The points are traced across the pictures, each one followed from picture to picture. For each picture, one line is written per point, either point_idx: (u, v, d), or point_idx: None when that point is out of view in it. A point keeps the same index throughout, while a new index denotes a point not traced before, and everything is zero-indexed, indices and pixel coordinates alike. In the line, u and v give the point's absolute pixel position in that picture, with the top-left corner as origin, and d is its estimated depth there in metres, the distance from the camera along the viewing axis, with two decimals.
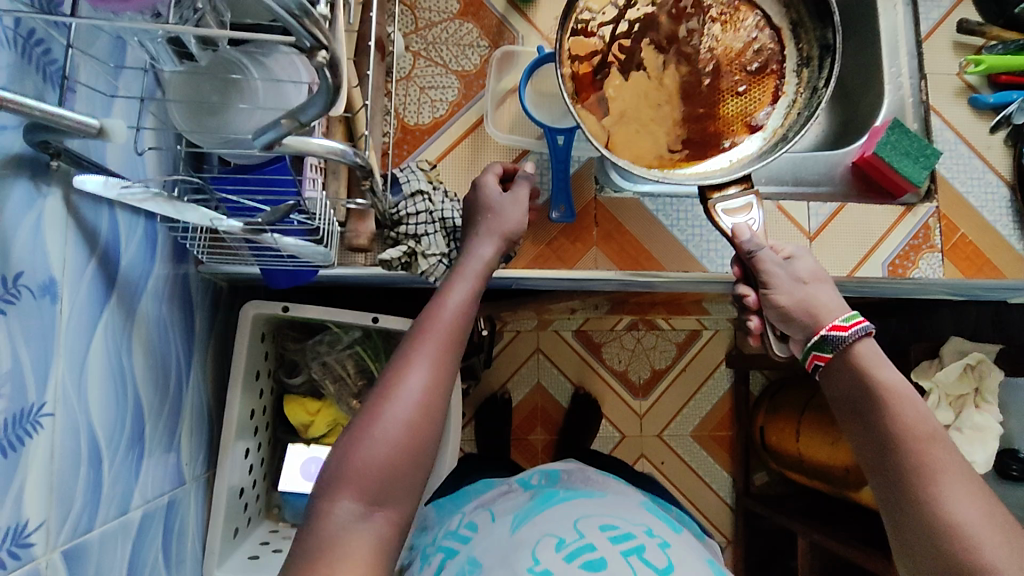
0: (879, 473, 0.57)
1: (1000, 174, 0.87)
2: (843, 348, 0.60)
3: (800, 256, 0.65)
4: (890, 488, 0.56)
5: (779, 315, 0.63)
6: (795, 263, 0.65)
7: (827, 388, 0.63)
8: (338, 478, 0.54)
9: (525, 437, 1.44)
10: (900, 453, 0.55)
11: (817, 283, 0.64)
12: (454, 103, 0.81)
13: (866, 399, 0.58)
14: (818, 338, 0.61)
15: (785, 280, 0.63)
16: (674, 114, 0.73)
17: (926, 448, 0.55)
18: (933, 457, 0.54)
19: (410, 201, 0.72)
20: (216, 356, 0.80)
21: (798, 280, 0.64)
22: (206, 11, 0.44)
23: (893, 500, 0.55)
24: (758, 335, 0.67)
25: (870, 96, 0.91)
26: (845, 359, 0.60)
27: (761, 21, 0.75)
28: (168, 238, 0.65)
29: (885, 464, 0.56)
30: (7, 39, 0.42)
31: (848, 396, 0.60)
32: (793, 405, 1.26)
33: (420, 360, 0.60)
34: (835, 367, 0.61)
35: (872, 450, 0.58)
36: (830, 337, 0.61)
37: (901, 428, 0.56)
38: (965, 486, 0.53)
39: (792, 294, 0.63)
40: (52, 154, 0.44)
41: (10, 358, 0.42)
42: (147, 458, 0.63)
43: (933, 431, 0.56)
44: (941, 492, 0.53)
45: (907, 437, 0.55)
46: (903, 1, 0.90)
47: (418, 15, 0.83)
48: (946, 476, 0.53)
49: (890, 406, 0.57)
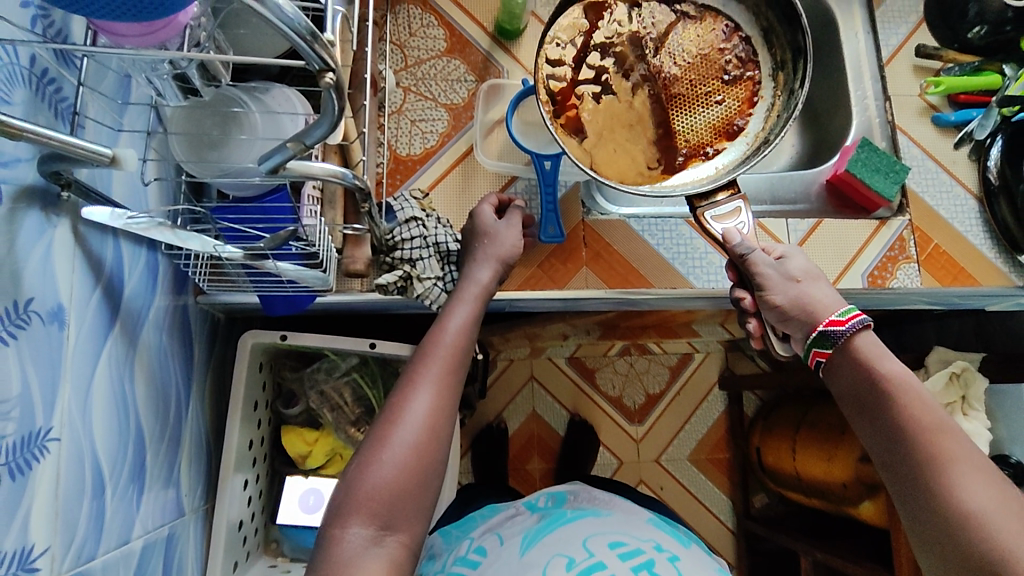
0: (892, 468, 0.59)
1: (967, 188, 0.91)
2: (842, 343, 0.63)
3: (791, 256, 0.69)
4: (903, 483, 0.57)
5: (776, 314, 0.66)
6: (787, 262, 0.68)
7: (831, 384, 0.65)
8: (349, 504, 0.56)
9: (522, 466, 1.44)
10: (908, 447, 0.57)
11: (810, 281, 0.66)
12: (444, 134, 0.85)
13: (870, 393, 0.61)
14: (817, 335, 0.64)
15: (777, 279, 0.66)
16: (646, 134, 0.77)
17: (932, 440, 0.56)
18: (940, 449, 0.55)
19: (405, 227, 0.75)
20: (214, 386, 0.80)
21: (790, 279, 0.66)
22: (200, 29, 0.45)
23: (910, 496, 0.57)
24: (759, 336, 0.70)
25: (838, 118, 0.97)
26: (846, 354, 0.63)
27: (731, 31, 0.79)
28: (169, 266, 0.66)
29: (898, 458, 0.58)
30: (24, 78, 0.44)
31: (854, 390, 0.62)
32: (787, 423, 1.28)
33: (424, 384, 0.62)
34: (836, 362, 0.64)
35: (883, 445, 0.60)
36: (829, 332, 0.63)
37: (909, 422, 0.58)
38: (975, 475, 0.54)
39: (786, 293, 0.66)
40: (63, 184, 0.47)
41: (21, 382, 0.43)
42: (148, 491, 0.63)
43: (938, 422, 0.57)
44: (955, 483, 0.54)
45: (916, 430, 0.57)
46: (864, 30, 0.97)
47: (407, 53, 0.87)
48: (960, 468, 0.54)
49: (894, 398, 0.59)
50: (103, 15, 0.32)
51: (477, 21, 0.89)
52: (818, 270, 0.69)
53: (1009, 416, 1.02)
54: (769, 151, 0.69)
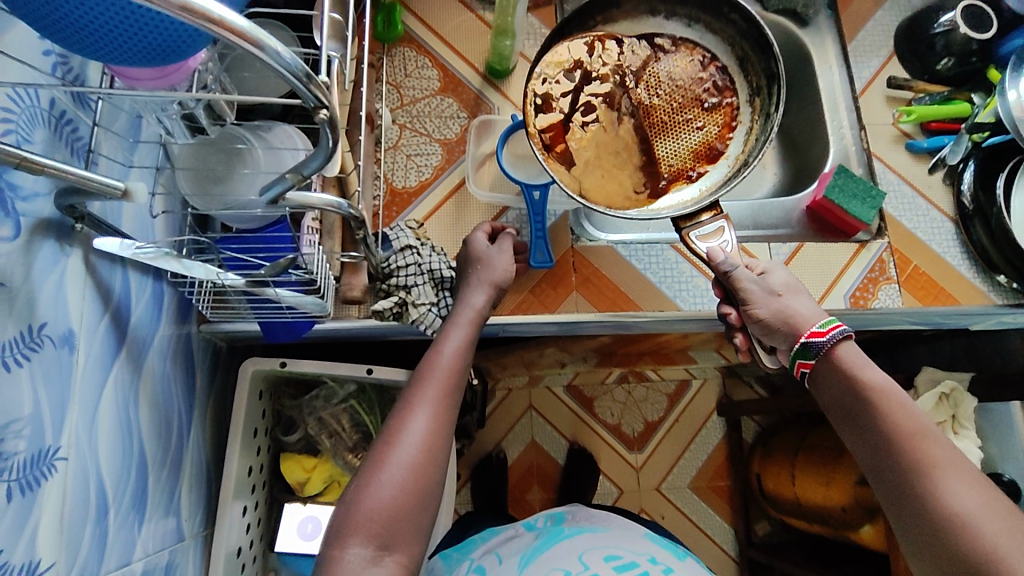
0: (880, 476, 0.60)
1: (944, 211, 0.95)
2: (824, 353, 0.65)
3: (772, 271, 0.72)
4: (892, 489, 0.58)
5: (760, 328, 0.69)
6: (768, 277, 0.71)
7: (817, 394, 0.67)
8: (348, 525, 0.57)
9: (521, 496, 1.44)
10: (894, 454, 0.58)
11: (792, 294, 0.70)
12: (438, 167, 0.89)
13: (855, 402, 0.62)
14: (800, 346, 0.66)
15: (760, 294, 0.69)
16: (632, 160, 0.81)
17: (915, 445, 0.58)
18: (924, 453, 0.57)
19: (400, 255, 0.78)
20: (215, 413, 0.82)
21: (772, 293, 0.69)
22: (205, 72, 0.49)
23: (898, 500, 0.58)
24: (746, 349, 0.74)
25: (816, 148, 1.03)
26: (829, 365, 0.65)
27: (708, 60, 0.82)
28: (173, 295, 0.69)
29: (883, 464, 0.59)
30: (44, 118, 0.48)
31: (839, 399, 0.64)
32: (786, 448, 1.29)
33: (421, 407, 0.64)
34: (820, 371, 0.66)
35: (869, 452, 0.61)
36: (810, 344, 0.66)
37: (891, 428, 0.59)
38: (960, 479, 0.55)
39: (768, 306, 0.68)
40: (77, 218, 0.50)
41: (32, 403, 0.46)
42: (149, 516, 0.64)
43: (921, 428, 0.59)
44: (939, 485, 0.55)
45: (898, 435, 0.59)
46: (839, 63, 1.03)
47: (403, 93, 0.92)
48: (944, 471, 0.55)
49: (877, 406, 0.61)
50: (117, 60, 0.36)
51: (469, 63, 0.94)
52: (799, 283, 0.72)
53: (1001, 435, 1.03)
54: (748, 172, 0.72)
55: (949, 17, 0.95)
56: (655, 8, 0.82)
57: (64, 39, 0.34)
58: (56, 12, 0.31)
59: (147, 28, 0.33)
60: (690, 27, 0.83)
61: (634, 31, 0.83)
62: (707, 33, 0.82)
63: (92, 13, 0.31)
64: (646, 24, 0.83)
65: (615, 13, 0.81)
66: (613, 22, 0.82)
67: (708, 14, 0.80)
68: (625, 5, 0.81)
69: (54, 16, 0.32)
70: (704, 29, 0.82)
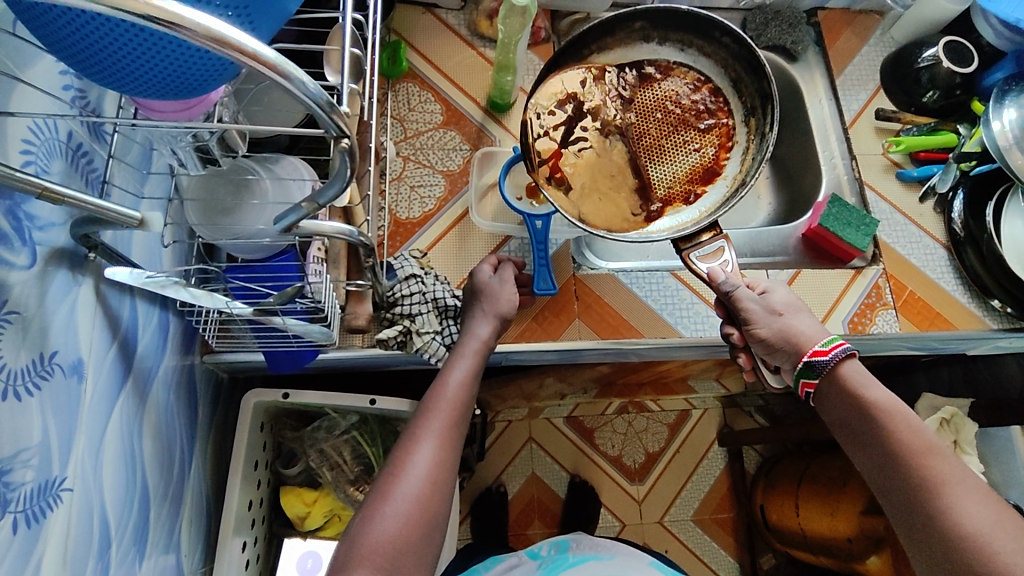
0: (889, 494, 0.60)
1: (935, 238, 0.96)
2: (828, 372, 0.66)
3: (773, 290, 0.73)
4: (902, 508, 0.58)
5: (764, 347, 0.70)
6: (770, 295, 0.72)
7: (822, 413, 0.67)
8: (353, 558, 0.56)
9: (524, 531, 1.41)
10: (903, 472, 0.58)
11: (792, 314, 0.71)
12: (442, 198, 0.90)
13: (861, 419, 0.62)
14: (804, 365, 0.67)
15: (761, 313, 0.70)
16: (627, 182, 0.83)
17: (923, 463, 0.57)
18: (933, 471, 0.57)
19: (405, 284, 0.79)
20: (215, 446, 0.81)
21: (772, 312, 0.71)
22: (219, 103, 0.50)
23: (908, 519, 0.57)
24: (750, 369, 0.76)
25: (809, 176, 1.05)
26: (832, 382, 0.65)
27: (701, 82, 0.85)
28: (178, 324, 0.69)
29: (891, 483, 0.59)
30: (61, 150, 0.49)
31: (844, 418, 0.64)
32: (789, 478, 1.28)
33: (427, 438, 0.64)
34: (824, 390, 0.66)
35: (877, 471, 0.61)
36: (814, 363, 0.66)
37: (897, 445, 0.59)
38: (970, 497, 0.55)
39: (770, 325, 0.70)
40: (90, 248, 0.50)
41: (41, 432, 0.45)
42: (149, 552, 0.63)
43: (928, 444, 0.58)
44: (949, 503, 0.55)
45: (904, 452, 0.59)
46: (828, 97, 1.06)
47: (407, 126, 0.94)
48: (951, 486, 0.55)
49: (884, 424, 0.61)
50: (142, 92, 0.37)
51: (470, 96, 0.96)
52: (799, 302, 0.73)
53: (1004, 460, 1.03)
54: (745, 191, 0.74)
55: (932, 53, 0.99)
56: (648, 35, 0.84)
57: (91, 71, 0.35)
58: (92, 50, 0.33)
59: (173, 65, 0.34)
60: (683, 51, 0.85)
61: (627, 58, 0.85)
62: (699, 56, 0.85)
63: (122, 48, 0.33)
64: (638, 50, 0.85)
65: (609, 41, 0.83)
66: (608, 50, 0.84)
67: (700, 39, 0.83)
68: (618, 33, 0.83)
69: (84, 47, 0.33)
70: (698, 53, 0.84)
